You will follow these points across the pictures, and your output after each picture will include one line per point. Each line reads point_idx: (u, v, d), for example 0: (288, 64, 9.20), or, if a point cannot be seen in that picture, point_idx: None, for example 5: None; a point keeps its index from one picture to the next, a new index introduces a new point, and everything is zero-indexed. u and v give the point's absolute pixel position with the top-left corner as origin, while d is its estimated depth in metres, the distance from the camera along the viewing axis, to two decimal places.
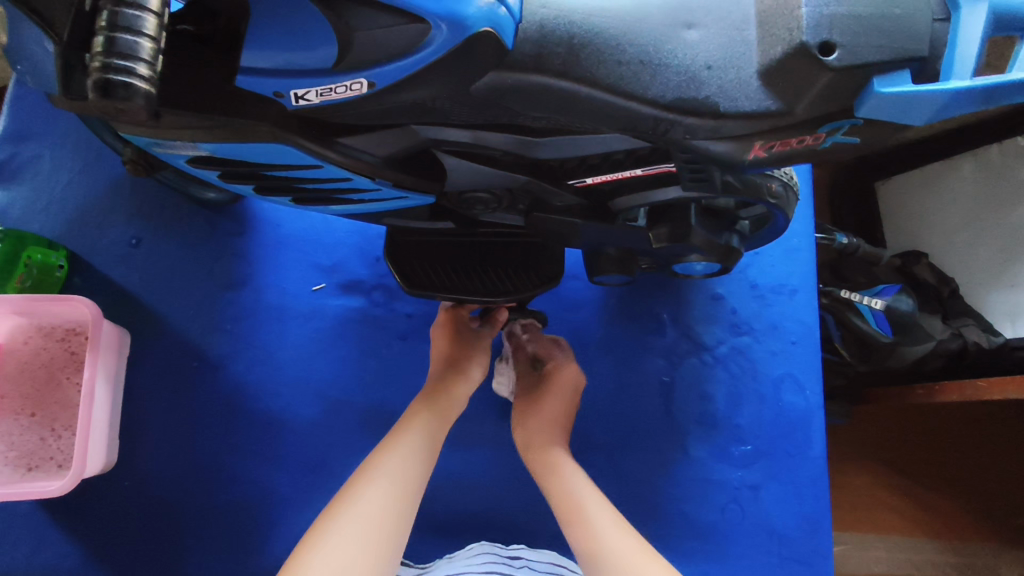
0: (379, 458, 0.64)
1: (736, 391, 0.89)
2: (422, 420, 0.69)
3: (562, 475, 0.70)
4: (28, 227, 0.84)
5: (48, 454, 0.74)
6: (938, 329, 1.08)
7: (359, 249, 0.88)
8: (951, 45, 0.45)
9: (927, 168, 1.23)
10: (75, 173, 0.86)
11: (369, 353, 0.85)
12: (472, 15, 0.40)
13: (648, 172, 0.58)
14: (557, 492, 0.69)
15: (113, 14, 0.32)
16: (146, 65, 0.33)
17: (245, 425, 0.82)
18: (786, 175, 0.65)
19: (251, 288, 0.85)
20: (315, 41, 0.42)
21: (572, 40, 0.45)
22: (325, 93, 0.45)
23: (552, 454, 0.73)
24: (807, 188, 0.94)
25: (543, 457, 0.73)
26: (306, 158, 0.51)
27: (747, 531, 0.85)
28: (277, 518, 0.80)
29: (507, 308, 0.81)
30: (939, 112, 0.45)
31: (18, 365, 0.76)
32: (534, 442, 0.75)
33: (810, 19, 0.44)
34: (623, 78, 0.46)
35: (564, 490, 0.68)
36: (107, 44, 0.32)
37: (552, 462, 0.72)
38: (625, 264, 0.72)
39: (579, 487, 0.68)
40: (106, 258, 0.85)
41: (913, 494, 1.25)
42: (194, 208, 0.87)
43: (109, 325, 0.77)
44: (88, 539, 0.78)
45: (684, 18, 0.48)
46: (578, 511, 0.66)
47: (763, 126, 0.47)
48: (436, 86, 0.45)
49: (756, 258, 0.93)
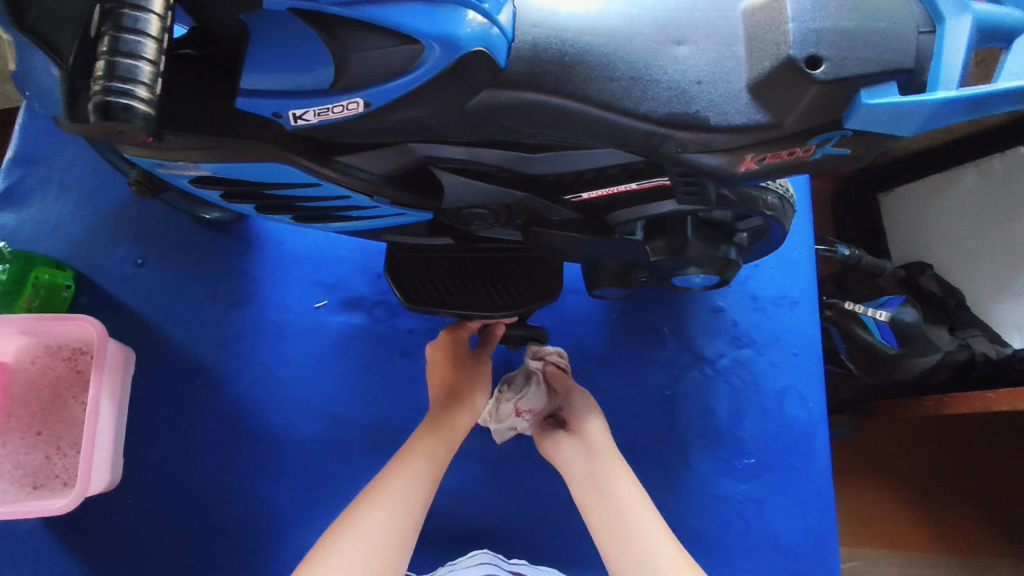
0: (384, 482, 0.64)
1: (738, 404, 0.89)
2: (427, 448, 0.68)
3: (603, 467, 0.70)
4: (36, 248, 0.86)
5: (53, 472, 0.75)
6: (945, 341, 1.08)
7: (360, 267, 0.89)
8: (938, 56, 0.46)
9: (932, 176, 1.23)
10: (82, 195, 0.88)
11: (369, 369, 0.86)
12: (464, 36, 0.42)
13: (643, 186, 0.59)
14: (597, 484, 0.69)
15: (114, 39, 0.34)
16: (145, 87, 0.34)
17: (247, 443, 0.82)
18: (782, 188, 0.65)
19: (255, 306, 0.86)
20: (313, 63, 0.43)
21: (564, 58, 0.46)
22: (323, 113, 0.46)
23: (613, 483, 0.68)
24: (804, 199, 0.95)
25: (604, 490, 0.68)
26: (304, 176, 0.52)
27: (751, 546, 0.85)
28: (278, 535, 0.80)
29: (502, 324, 0.81)
30: (926, 123, 0.46)
31: (25, 384, 0.77)
32: (594, 469, 0.70)
33: (796, 33, 0.45)
34: (614, 95, 0.46)
35: (621, 514, 0.65)
36: (108, 69, 0.33)
37: (592, 454, 0.72)
38: (624, 278, 0.72)
39: (621, 478, 0.69)
40: (112, 277, 0.86)
41: (922, 509, 1.23)
42: (199, 227, 0.88)
43: (114, 344, 0.78)
44: (90, 557, 0.78)
45: (674, 34, 0.49)
46: (649, 568, 0.61)
47: (754, 139, 0.47)
48: (430, 105, 0.46)
49: (757, 271, 0.93)
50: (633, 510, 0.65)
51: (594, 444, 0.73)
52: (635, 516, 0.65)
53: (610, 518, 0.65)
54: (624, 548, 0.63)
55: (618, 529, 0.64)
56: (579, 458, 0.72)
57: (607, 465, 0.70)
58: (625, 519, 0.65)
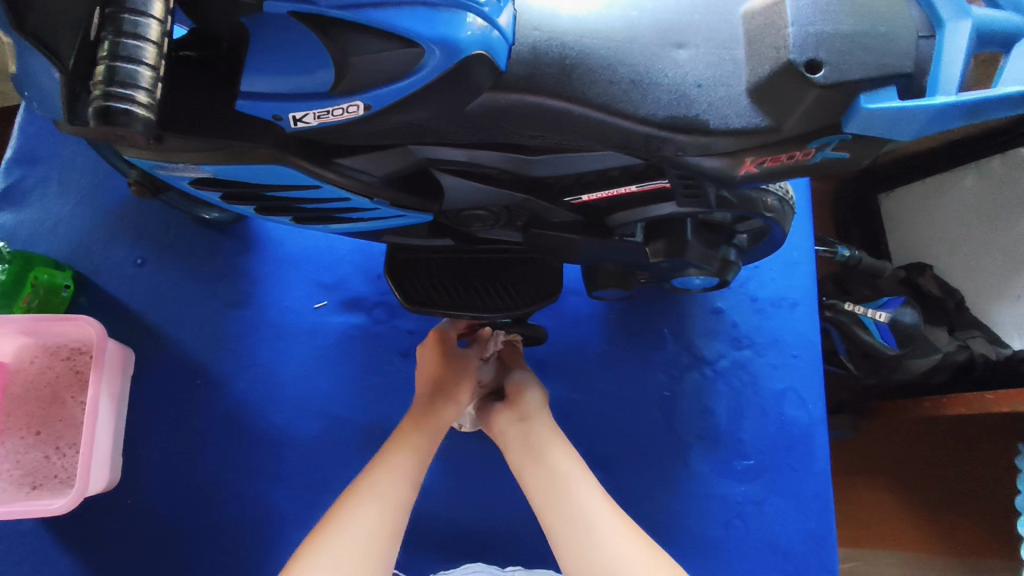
0: (371, 479, 0.64)
1: (737, 405, 0.89)
2: (411, 444, 0.69)
3: (542, 449, 0.69)
4: (35, 248, 0.86)
5: (52, 472, 0.75)
6: (945, 341, 1.09)
7: (360, 267, 0.89)
8: (938, 62, 0.46)
9: (932, 177, 1.23)
10: (81, 194, 0.88)
11: (369, 370, 0.86)
12: (464, 39, 0.42)
13: (642, 188, 0.59)
14: (537, 469, 0.68)
15: (114, 44, 0.34)
16: (145, 92, 0.34)
17: (246, 443, 0.82)
18: (783, 191, 0.65)
19: (254, 306, 0.86)
20: (314, 65, 0.43)
21: (564, 61, 0.46)
22: (323, 116, 0.46)
23: (547, 453, 0.68)
24: (804, 200, 0.95)
25: (541, 460, 0.68)
26: (305, 178, 0.52)
27: (749, 546, 0.85)
28: (276, 535, 0.80)
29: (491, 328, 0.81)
30: (924, 128, 0.46)
31: (25, 384, 0.77)
32: (530, 440, 0.71)
33: (796, 37, 0.45)
34: (614, 98, 0.46)
35: (563, 492, 0.64)
36: (108, 74, 0.33)
37: (535, 438, 0.70)
38: (624, 280, 0.73)
39: (562, 458, 0.68)
40: (111, 277, 0.86)
41: (921, 509, 1.24)
42: (198, 228, 0.88)
43: (113, 344, 0.78)
44: (90, 556, 0.78)
45: (674, 38, 0.49)
46: (584, 529, 0.61)
47: (753, 142, 0.47)
48: (430, 108, 0.46)
49: (756, 272, 0.93)
50: (567, 471, 0.66)
51: (533, 417, 0.73)
52: (579, 495, 0.64)
53: (553, 498, 0.65)
54: (558, 512, 0.63)
55: (562, 509, 0.63)
56: (520, 445, 0.71)
57: (544, 435, 0.71)
58: (567, 496, 0.64)
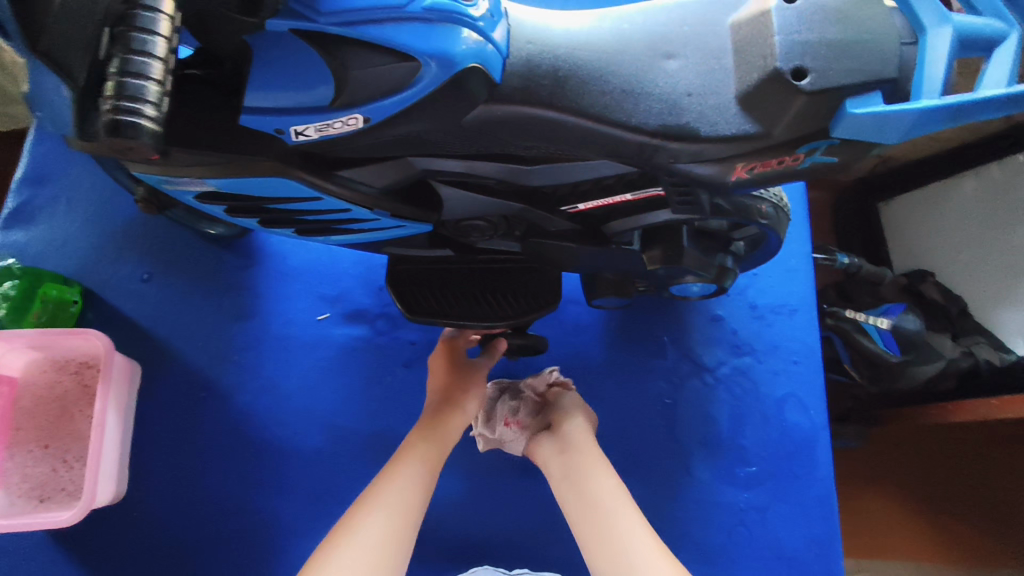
0: (379, 487, 0.65)
1: (739, 412, 0.89)
2: (419, 453, 0.69)
3: (585, 473, 0.71)
4: (43, 265, 0.87)
5: (60, 485, 0.75)
6: (948, 347, 1.07)
7: (362, 280, 0.90)
8: (922, 65, 0.47)
9: (931, 185, 1.24)
10: (88, 211, 0.90)
11: (372, 381, 0.87)
12: (459, 52, 0.43)
13: (637, 197, 0.60)
14: (577, 493, 0.70)
15: (123, 61, 0.38)
16: (152, 106, 0.38)
17: (252, 455, 0.83)
18: (777, 197, 0.65)
19: (259, 319, 0.88)
20: (314, 81, 0.45)
21: (557, 73, 0.47)
22: (324, 129, 0.47)
23: (580, 459, 0.73)
24: (800, 208, 0.96)
25: (574, 465, 0.72)
26: (307, 191, 0.54)
27: (755, 553, 0.85)
28: (282, 545, 0.81)
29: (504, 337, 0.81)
30: (909, 131, 0.47)
31: (33, 399, 0.78)
32: (562, 447, 0.75)
33: (782, 46, 0.46)
34: (606, 107, 0.48)
35: (600, 515, 0.67)
36: (117, 88, 0.38)
37: (576, 460, 0.73)
38: (622, 288, 0.74)
39: (601, 487, 0.69)
40: (118, 292, 0.87)
41: (930, 518, 1.23)
42: (203, 243, 0.90)
43: (120, 358, 0.80)
44: (96, 568, 0.79)
45: (664, 49, 0.50)
46: (624, 564, 0.62)
47: (745, 148, 0.48)
48: (428, 120, 0.47)
49: (755, 280, 0.94)
50: (605, 498, 0.68)
51: (572, 443, 0.75)
52: (618, 521, 0.66)
53: (591, 523, 0.67)
54: (599, 540, 0.65)
55: (600, 536, 0.65)
56: (562, 469, 0.73)
57: (584, 465, 0.72)
58: (607, 519, 0.66)
